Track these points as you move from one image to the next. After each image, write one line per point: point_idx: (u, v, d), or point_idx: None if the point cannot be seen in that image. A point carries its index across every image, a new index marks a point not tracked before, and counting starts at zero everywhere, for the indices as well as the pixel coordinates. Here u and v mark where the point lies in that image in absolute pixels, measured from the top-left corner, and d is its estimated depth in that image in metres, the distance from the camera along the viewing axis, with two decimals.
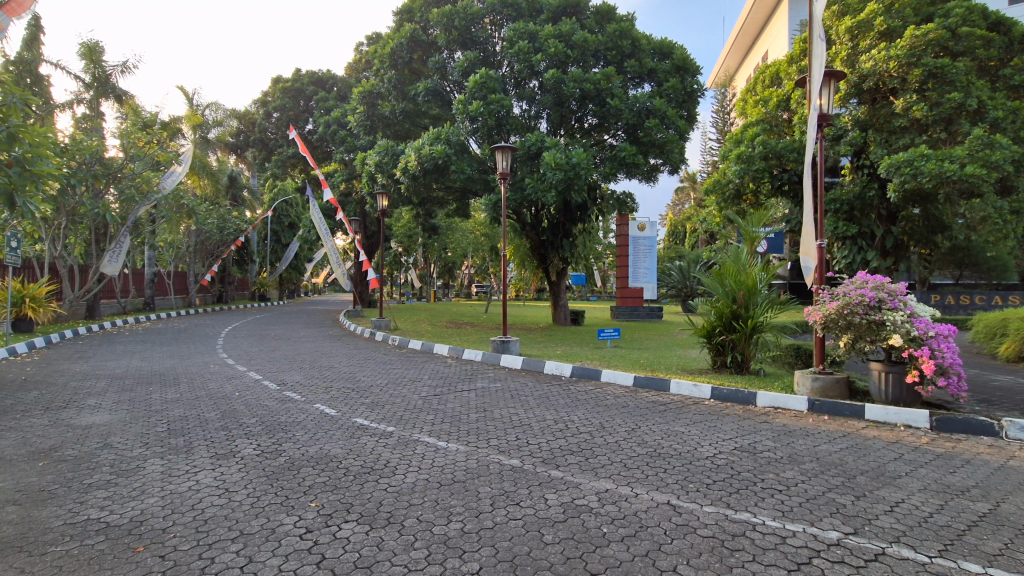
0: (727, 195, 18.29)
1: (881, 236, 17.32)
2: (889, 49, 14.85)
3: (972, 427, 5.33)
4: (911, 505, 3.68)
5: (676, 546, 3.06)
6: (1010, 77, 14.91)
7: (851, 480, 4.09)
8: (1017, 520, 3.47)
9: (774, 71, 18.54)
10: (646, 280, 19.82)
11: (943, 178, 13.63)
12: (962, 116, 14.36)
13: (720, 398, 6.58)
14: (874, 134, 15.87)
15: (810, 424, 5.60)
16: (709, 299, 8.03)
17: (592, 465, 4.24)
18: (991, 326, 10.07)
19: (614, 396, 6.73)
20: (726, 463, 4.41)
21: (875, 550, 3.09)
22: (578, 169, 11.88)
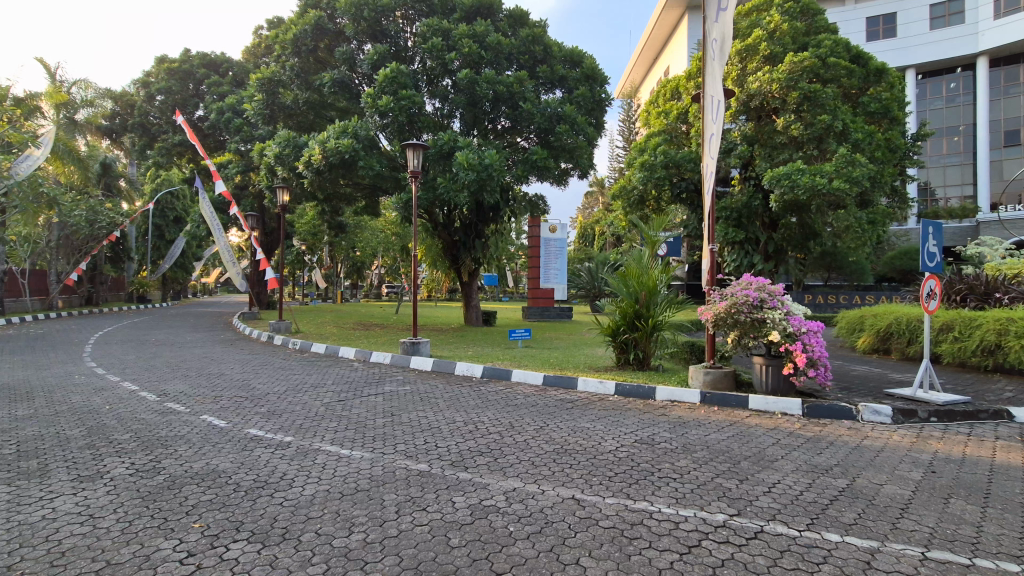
0: (632, 200, 19.33)
1: (764, 241, 19.09)
2: (772, 73, 16.46)
3: (835, 412, 6.01)
4: (785, 485, 4.07)
5: (579, 539, 3.14)
6: (868, 104, 17.08)
7: (735, 465, 4.45)
8: (869, 492, 3.96)
9: (675, 86, 19.76)
10: (557, 281, 20.41)
11: (815, 190, 15.30)
12: (830, 136, 16.17)
13: (623, 394, 6.91)
14: (759, 149, 17.64)
15: (702, 414, 6.03)
16: (614, 299, 8.42)
17: (502, 465, 4.26)
18: (851, 322, 11.26)
19: (523, 396, 6.81)
20: (627, 455, 4.62)
21: (755, 529, 3.38)
22: (490, 171, 11.95)
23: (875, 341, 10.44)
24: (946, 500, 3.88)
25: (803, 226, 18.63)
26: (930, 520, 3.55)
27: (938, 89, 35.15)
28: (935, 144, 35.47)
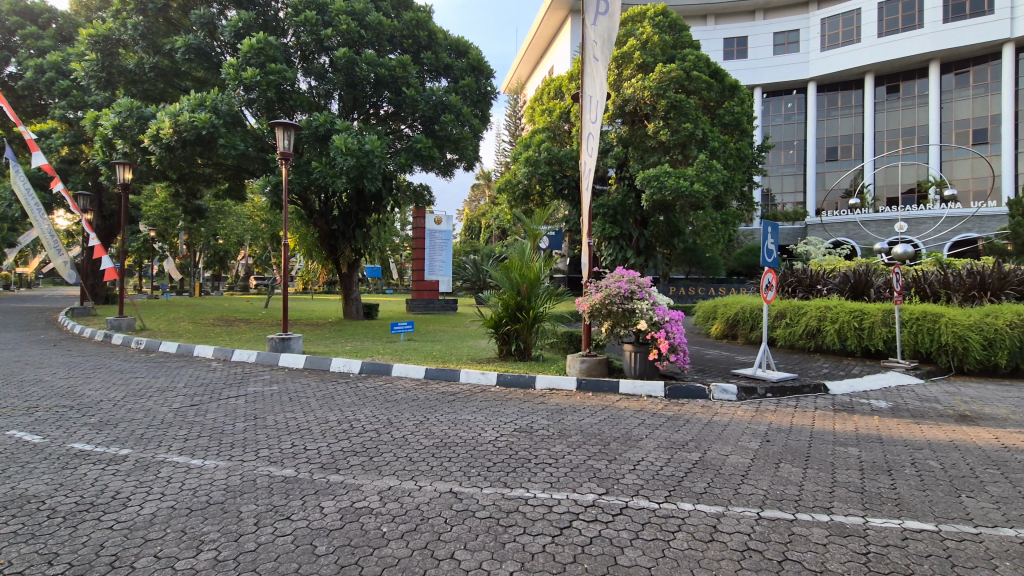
0: (516, 194, 19.86)
1: (636, 237, 20.62)
2: (644, 81, 17.82)
3: (692, 393, 6.65)
4: (648, 462, 4.39)
5: (455, 533, 3.11)
6: (724, 116, 19.11)
7: (605, 446, 4.72)
8: (717, 463, 4.44)
9: (557, 85, 20.44)
10: (442, 273, 20.32)
11: (679, 191, 16.79)
12: (692, 143, 17.80)
13: (504, 384, 7.03)
14: (633, 150, 19.00)
15: (577, 401, 6.33)
16: (497, 291, 8.54)
17: (377, 464, 4.09)
18: (707, 311, 12.56)
19: (403, 390, 6.63)
20: (506, 444, 4.69)
21: (620, 505, 3.60)
22: (371, 157, 11.46)
23: (726, 328, 11.74)
24: (777, 465, 4.46)
25: (669, 224, 20.34)
26: (763, 483, 4.06)
27: (778, 107, 40.38)
28: (775, 156, 40.74)
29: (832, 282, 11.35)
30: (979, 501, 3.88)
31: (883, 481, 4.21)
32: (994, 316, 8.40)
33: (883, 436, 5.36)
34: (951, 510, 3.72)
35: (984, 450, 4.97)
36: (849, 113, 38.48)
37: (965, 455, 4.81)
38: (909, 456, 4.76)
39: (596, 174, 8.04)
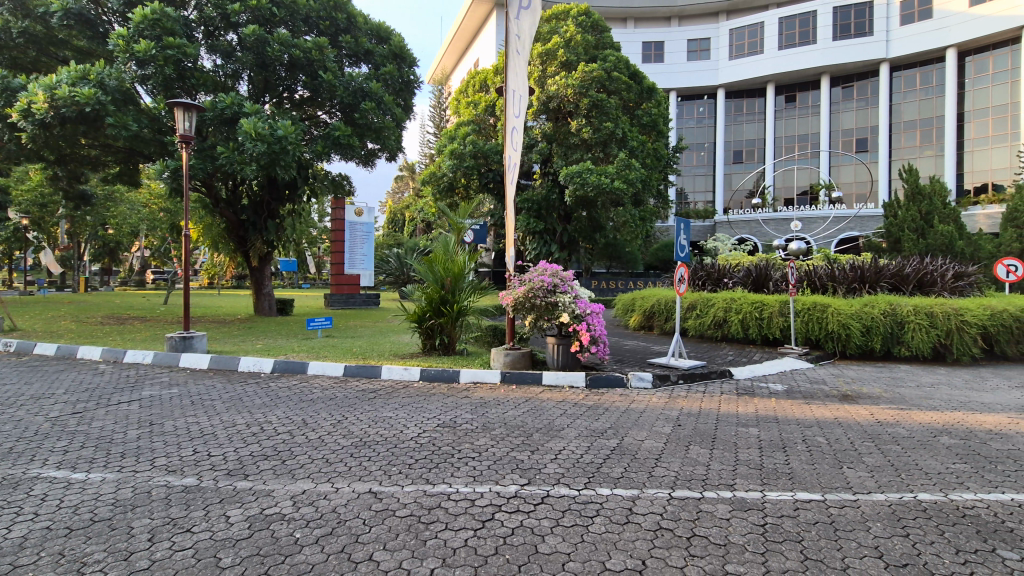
0: (441, 187, 19.65)
1: (559, 232, 21.05)
2: (567, 79, 18.24)
3: (611, 382, 6.91)
4: (569, 451, 4.51)
5: (374, 534, 3.02)
6: (642, 117, 19.97)
7: (527, 438, 4.78)
8: (633, 448, 4.64)
9: (483, 78, 20.40)
10: (363, 267, 19.55)
11: (601, 188, 17.32)
12: (612, 142, 18.41)
13: (428, 379, 6.93)
14: (556, 146, 19.37)
15: (502, 393, 6.37)
16: (420, 286, 8.40)
17: (290, 468, 3.88)
18: (626, 304, 13.10)
19: (320, 389, 6.33)
20: (428, 440, 4.62)
21: (541, 495, 3.66)
22: (284, 144, 10.82)
23: (643, 320, 12.29)
24: (688, 447, 4.74)
25: (591, 219, 20.94)
26: (675, 465, 4.30)
27: (691, 111, 42.79)
28: (688, 157, 43.18)
29: (737, 275, 12.22)
30: (857, 471, 4.34)
31: (778, 457, 4.60)
32: (871, 306, 9.43)
33: (779, 416, 5.84)
34: (834, 480, 4.14)
35: (862, 425, 5.57)
36: (753, 119, 41.52)
37: (846, 430, 5.38)
38: (801, 434, 5.24)
39: (521, 168, 8.11)
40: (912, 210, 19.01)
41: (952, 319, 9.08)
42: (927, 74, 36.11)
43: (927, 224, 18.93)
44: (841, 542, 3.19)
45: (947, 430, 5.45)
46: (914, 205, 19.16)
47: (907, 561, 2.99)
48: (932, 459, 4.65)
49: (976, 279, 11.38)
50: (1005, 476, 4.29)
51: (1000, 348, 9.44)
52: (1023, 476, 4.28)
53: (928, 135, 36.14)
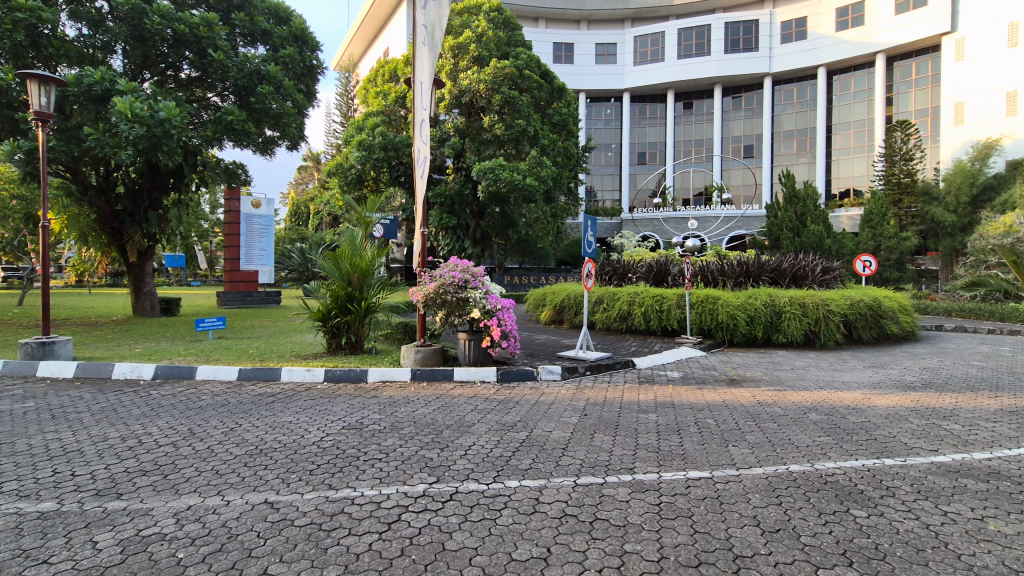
0: (349, 179, 18.97)
1: (472, 228, 21.10)
2: (479, 74, 18.22)
3: (522, 375, 7.05)
4: (479, 446, 4.53)
5: (269, 546, 2.84)
6: (553, 115, 20.50)
7: (437, 435, 4.73)
8: (541, 439, 4.75)
9: (392, 68, 19.84)
10: (261, 263, 18.48)
11: (513, 184, 17.52)
12: (524, 139, 18.73)
13: (333, 380, 6.65)
14: (469, 142, 19.33)
15: (411, 391, 6.27)
16: (325, 282, 8.05)
17: (174, 483, 3.55)
18: (537, 299, 13.37)
19: (210, 396, 5.84)
20: (332, 444, 4.43)
21: (450, 492, 3.64)
22: (167, 127, 9.83)
23: (553, 314, 12.63)
24: (592, 435, 4.95)
25: (504, 215, 21.14)
26: (581, 453, 4.46)
27: (599, 113, 44.58)
28: (597, 156, 44.92)
29: (640, 270, 12.92)
30: (740, 448, 4.77)
31: (673, 439, 4.93)
32: (755, 298, 10.39)
33: (675, 401, 6.27)
34: (721, 458, 4.51)
35: (746, 406, 6.13)
36: (655, 123, 44.04)
37: (732, 411, 5.89)
38: (693, 416, 5.66)
39: (430, 162, 8.01)
40: (789, 211, 21.13)
41: (820, 309, 10.25)
42: (803, 89, 40.23)
43: (801, 224, 21.16)
44: (725, 514, 3.49)
45: (815, 407, 6.16)
46: (790, 207, 21.31)
47: (780, 526, 3.34)
48: (802, 433, 5.22)
49: (839, 273, 12.89)
50: (858, 444, 4.93)
51: (858, 333, 10.79)
52: (872, 444, 4.94)
53: (803, 144, 40.29)
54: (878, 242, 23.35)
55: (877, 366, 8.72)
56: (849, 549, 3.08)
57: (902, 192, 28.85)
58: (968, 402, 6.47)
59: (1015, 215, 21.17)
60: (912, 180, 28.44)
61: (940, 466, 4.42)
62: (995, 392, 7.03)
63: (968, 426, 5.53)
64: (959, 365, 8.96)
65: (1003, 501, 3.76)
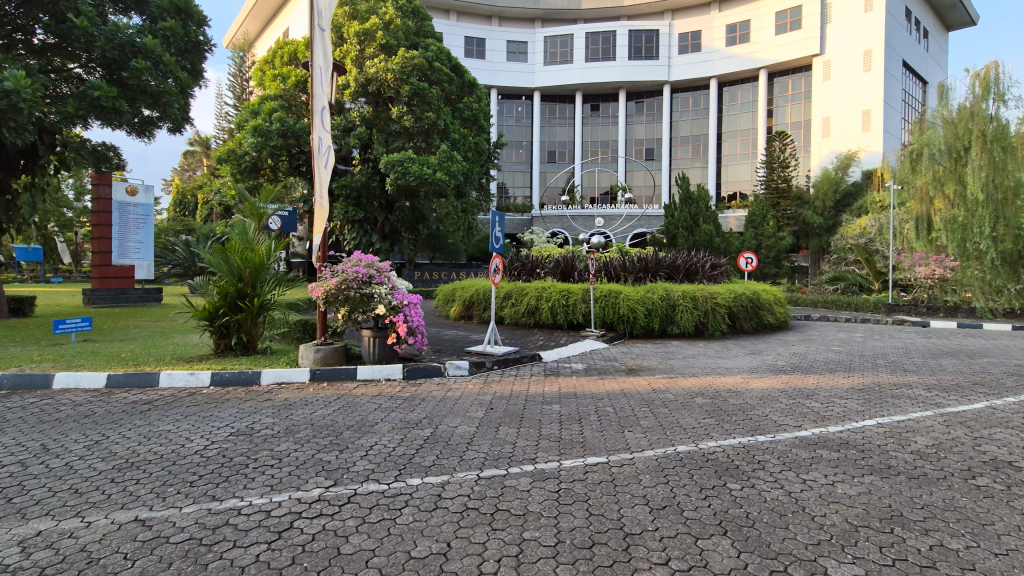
0: (243, 166, 17.73)
1: (380, 222, 20.59)
2: (387, 63, 17.68)
3: (429, 371, 6.97)
4: (380, 445, 4.42)
5: (139, 568, 2.59)
6: (463, 110, 20.55)
7: (337, 437, 4.56)
8: (446, 435, 4.74)
9: (292, 50, 18.77)
10: (138, 257, 16.82)
11: (422, 178, 17.24)
12: (434, 132, 18.57)
13: (221, 383, 6.17)
14: (376, 133, 18.73)
15: (310, 393, 5.97)
16: (212, 278, 7.44)
17: (19, 508, 3.11)
18: (446, 294, 13.28)
19: (70, 406, 5.18)
20: (218, 452, 4.11)
21: (347, 494, 3.53)
22: (13, 100, 8.59)
23: (463, 309, 12.63)
24: (498, 428, 5.02)
25: (413, 210, 20.72)
26: (485, 447, 4.51)
27: (510, 110, 45.18)
28: (508, 153, 45.46)
29: (547, 266, 13.27)
30: (634, 433, 5.07)
31: (574, 428, 5.14)
32: (652, 292, 11.11)
33: (578, 392, 6.53)
34: (617, 444, 4.77)
35: (640, 393, 6.53)
36: (564, 123, 45.38)
37: (629, 399, 6.24)
38: (594, 405, 5.94)
39: (334, 151, 7.81)
40: (684, 212, 22.71)
41: (709, 301, 11.16)
42: (697, 98, 43.31)
43: (694, 224, 22.86)
44: (619, 495, 3.70)
45: (701, 392, 6.70)
46: (685, 207, 22.86)
47: (666, 503, 3.61)
48: (690, 416, 5.66)
49: (726, 269, 14.07)
50: (736, 424, 5.43)
51: (740, 323, 11.90)
52: (748, 424, 5.46)
53: (697, 150, 43.39)
54: (759, 241, 25.82)
55: (755, 353, 9.67)
56: (725, 519, 3.39)
57: (779, 196, 31.92)
58: (827, 382, 7.37)
59: (868, 219, 24.33)
60: (788, 186, 31.61)
61: (803, 440, 4.99)
62: (848, 373, 8.07)
63: (825, 403, 6.30)
64: (820, 350, 10.17)
65: (849, 466, 4.34)
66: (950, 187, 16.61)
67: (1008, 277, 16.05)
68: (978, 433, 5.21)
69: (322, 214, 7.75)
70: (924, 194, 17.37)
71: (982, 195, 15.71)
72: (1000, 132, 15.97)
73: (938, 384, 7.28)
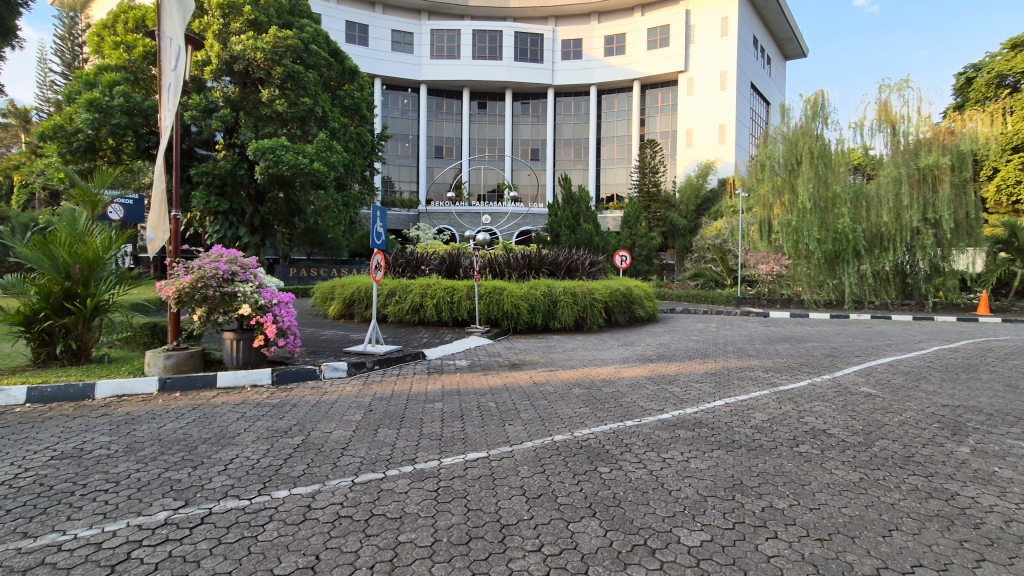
0: (75, 145, 15.31)
1: (249, 214, 19.02)
2: (255, 41, 16.22)
3: (301, 375, 6.55)
4: (243, 458, 4.07)
5: None
6: (343, 98, 19.70)
7: (191, 452, 4.11)
8: (319, 442, 4.49)
9: (138, 16, 16.53)
10: None
11: (298, 169, 16.14)
12: (311, 120, 17.50)
13: (41, 400, 5.28)
14: (244, 116, 17.12)
15: (159, 404, 5.33)
16: (30, 276, 6.33)
17: None
18: (324, 292, 12.58)
19: None
20: (32, 481, 3.50)
21: (201, 514, 3.19)
22: None
23: (343, 308, 12.07)
24: (376, 431, 4.85)
25: (288, 201, 19.33)
26: (362, 451, 4.34)
27: (395, 101, 44.05)
28: (393, 146, 44.15)
29: (432, 263, 13.14)
30: (514, 426, 5.20)
31: (455, 425, 5.14)
32: (535, 288, 11.49)
33: (461, 388, 6.56)
34: (497, 438, 4.85)
35: (521, 387, 6.72)
36: (451, 119, 45.23)
37: (510, 393, 6.40)
38: (476, 401, 5.99)
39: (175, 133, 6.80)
40: (567, 211, 23.84)
41: (587, 297, 11.79)
42: (578, 104, 45.50)
43: (575, 222, 24.09)
44: (497, 488, 3.77)
45: (578, 382, 7.08)
46: (567, 207, 23.99)
47: (541, 491, 3.75)
48: (566, 406, 5.95)
49: (602, 266, 14.97)
50: (608, 411, 5.80)
51: (615, 317, 12.74)
52: (618, 410, 5.87)
53: (579, 152, 45.61)
54: (633, 240, 27.92)
55: (627, 344, 10.43)
56: (595, 501, 3.61)
57: (650, 199, 34.76)
58: (686, 368, 8.17)
59: (723, 222, 27.41)
60: (657, 190, 34.50)
61: (665, 423, 5.47)
62: (703, 359, 9.03)
63: (684, 387, 6.99)
64: (682, 339, 11.25)
65: (701, 443, 4.84)
66: (786, 196, 19.20)
67: (828, 274, 19.07)
68: (801, 406, 6.13)
69: (163, 201, 6.92)
70: (766, 201, 19.84)
71: (809, 204, 18.40)
72: (823, 150, 18.79)
73: (773, 366, 8.42)
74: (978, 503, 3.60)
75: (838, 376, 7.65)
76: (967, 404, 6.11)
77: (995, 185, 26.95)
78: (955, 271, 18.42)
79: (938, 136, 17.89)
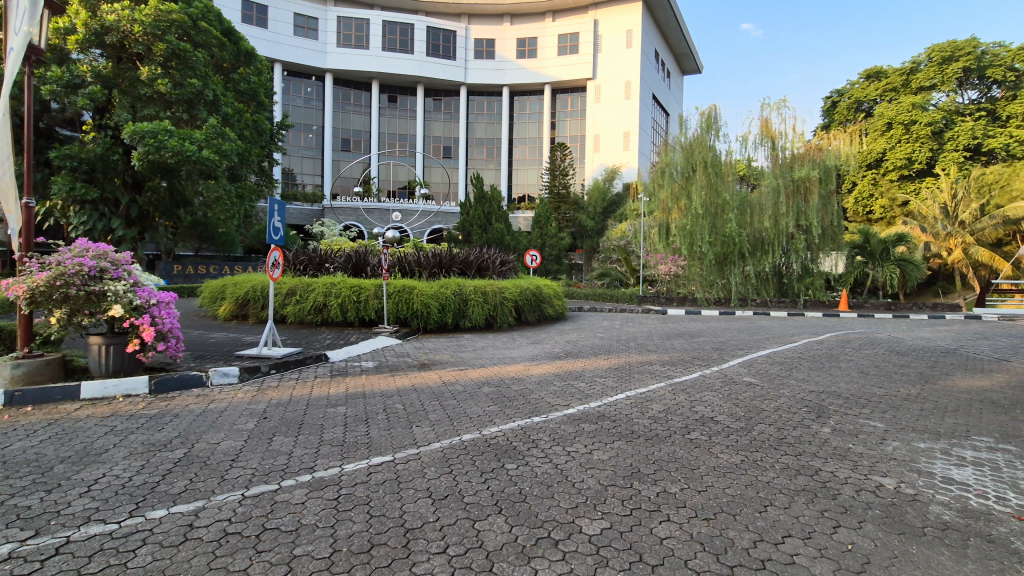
0: None
1: (124, 204, 17.08)
2: (132, 12, 14.58)
3: (185, 382, 5.98)
4: (111, 477, 3.62)
5: None
6: (238, 82, 18.33)
7: (44, 474, 3.59)
8: (204, 454, 4.11)
9: None
10: None
11: (184, 156, 14.73)
12: (200, 103, 16.12)
13: None
14: (118, 94, 15.27)
15: (5, 421, 4.62)
16: None
17: None
18: (214, 291, 11.61)
19: None
20: None
21: (55, 544, 2.80)
22: None
23: (235, 308, 11.21)
24: (271, 439, 4.55)
25: (172, 192, 17.59)
26: (254, 461, 4.05)
27: (298, 89, 41.78)
28: (294, 136, 41.61)
29: (336, 260, 12.58)
30: (421, 427, 5.11)
31: (359, 430, 4.95)
32: (444, 287, 11.39)
33: (367, 391, 6.34)
34: (403, 440, 4.74)
35: (430, 387, 6.64)
36: (360, 111, 43.71)
37: (419, 394, 6.30)
38: (382, 404, 5.82)
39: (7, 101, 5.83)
40: (479, 210, 23.86)
41: (497, 296, 11.89)
42: (491, 104, 45.80)
43: (487, 221, 24.23)
44: (401, 492, 3.68)
45: (487, 381, 7.12)
46: (479, 206, 24.00)
47: (448, 492, 3.71)
48: (475, 405, 5.96)
49: (512, 265, 15.16)
50: (516, 409, 5.89)
51: (524, 315, 12.97)
52: (526, 407, 5.98)
53: (491, 152, 45.78)
54: (543, 240, 28.65)
55: (536, 342, 10.66)
56: (501, 498, 3.64)
57: (559, 201, 35.98)
58: (591, 364, 8.50)
59: (626, 225, 28.90)
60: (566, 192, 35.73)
61: (570, 417, 5.64)
62: (607, 355, 9.46)
63: (588, 382, 7.27)
64: (588, 336, 11.71)
65: (603, 435, 5.06)
66: (682, 201, 20.55)
67: (717, 274, 20.73)
68: (692, 396, 6.62)
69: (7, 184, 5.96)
70: (665, 205, 21.09)
71: (701, 211, 19.88)
72: (715, 160, 20.34)
73: (670, 360, 9.01)
74: (835, 477, 4.09)
75: (725, 368, 8.35)
76: (829, 389, 6.94)
77: (853, 197, 30.92)
78: (821, 272, 20.86)
79: (809, 152, 20.20)
